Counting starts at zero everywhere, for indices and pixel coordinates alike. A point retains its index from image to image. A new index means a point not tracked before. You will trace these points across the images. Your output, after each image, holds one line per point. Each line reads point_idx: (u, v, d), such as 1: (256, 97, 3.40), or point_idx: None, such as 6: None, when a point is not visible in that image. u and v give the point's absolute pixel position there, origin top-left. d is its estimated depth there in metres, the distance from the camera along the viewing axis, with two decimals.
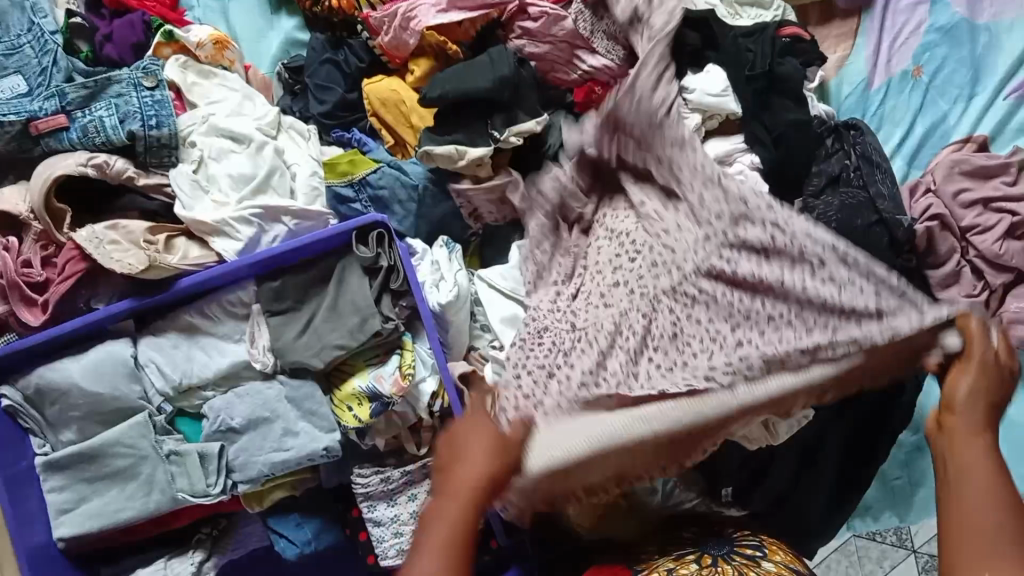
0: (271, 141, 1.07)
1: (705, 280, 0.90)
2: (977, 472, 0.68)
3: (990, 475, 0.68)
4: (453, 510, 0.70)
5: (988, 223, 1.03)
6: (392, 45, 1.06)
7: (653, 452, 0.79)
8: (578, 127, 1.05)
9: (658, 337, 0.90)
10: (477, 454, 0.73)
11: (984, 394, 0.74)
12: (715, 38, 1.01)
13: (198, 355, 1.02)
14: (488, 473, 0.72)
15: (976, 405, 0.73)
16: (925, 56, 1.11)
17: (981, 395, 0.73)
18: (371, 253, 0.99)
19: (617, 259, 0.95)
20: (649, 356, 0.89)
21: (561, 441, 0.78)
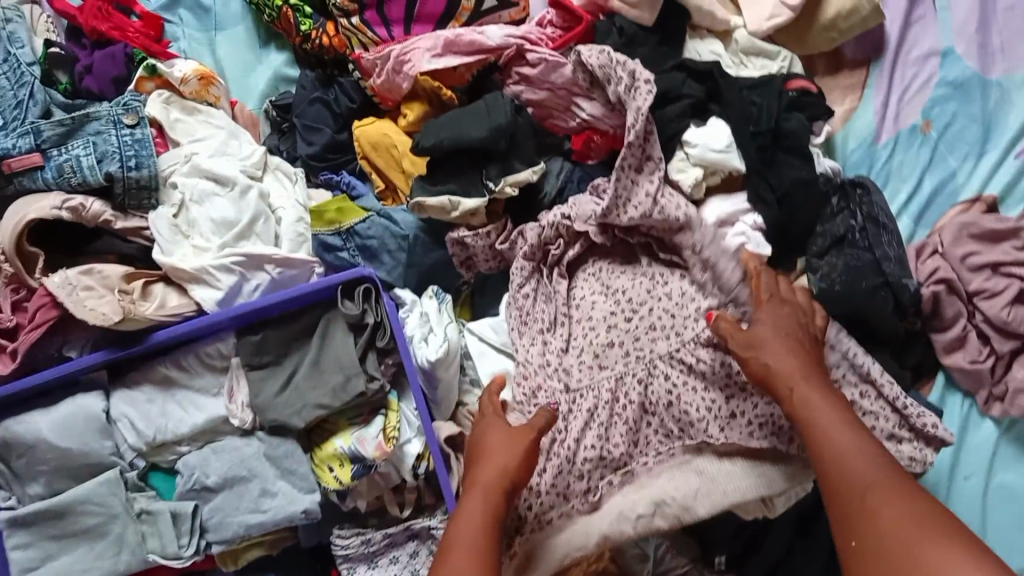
0: (256, 185, 1.03)
1: (704, 349, 0.91)
2: (827, 422, 0.74)
3: (843, 431, 0.73)
4: (476, 511, 0.78)
5: (996, 287, 0.99)
6: (384, 88, 1.02)
7: (655, 521, 0.88)
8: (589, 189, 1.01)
9: (654, 404, 0.92)
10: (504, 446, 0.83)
11: (793, 345, 0.81)
12: (719, 90, 0.98)
13: (173, 409, 0.97)
14: (508, 468, 0.81)
15: (785, 358, 0.79)
16: (935, 111, 1.08)
17: (783, 346, 0.80)
18: (358, 309, 0.96)
19: (616, 317, 0.96)
20: (647, 422, 0.92)
21: (591, 523, 0.88)
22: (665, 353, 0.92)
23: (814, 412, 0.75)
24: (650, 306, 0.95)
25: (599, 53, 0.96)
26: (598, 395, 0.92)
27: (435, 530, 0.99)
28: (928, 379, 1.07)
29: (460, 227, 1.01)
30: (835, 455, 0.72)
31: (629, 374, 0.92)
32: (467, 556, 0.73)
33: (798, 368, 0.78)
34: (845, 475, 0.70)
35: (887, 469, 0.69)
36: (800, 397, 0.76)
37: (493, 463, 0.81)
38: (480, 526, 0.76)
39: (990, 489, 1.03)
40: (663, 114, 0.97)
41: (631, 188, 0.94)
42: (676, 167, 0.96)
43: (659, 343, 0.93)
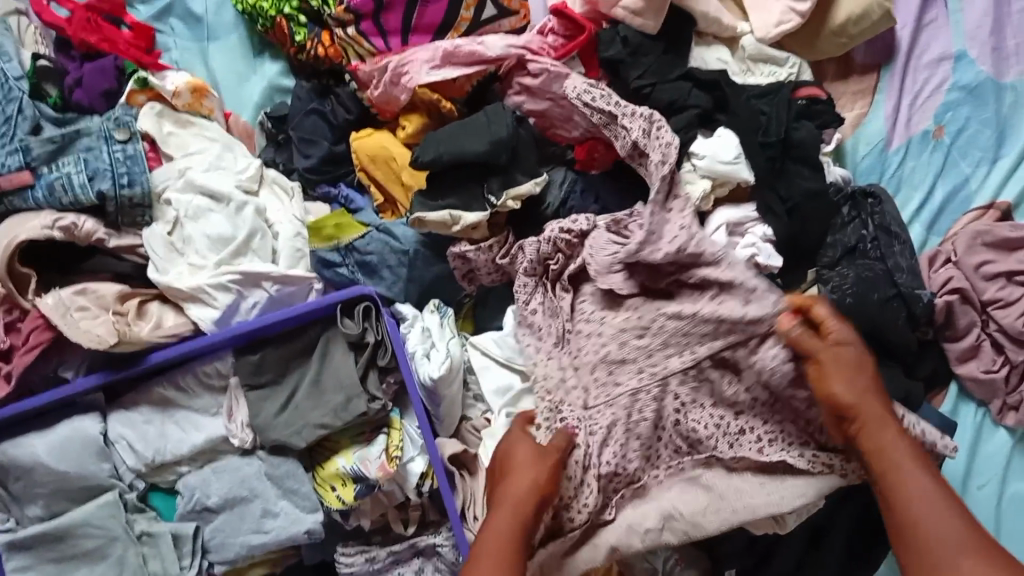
0: (253, 200, 1.01)
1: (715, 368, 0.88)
2: (909, 469, 0.73)
3: (920, 474, 0.73)
4: (505, 525, 0.78)
5: (1011, 297, 0.97)
6: (382, 100, 1.00)
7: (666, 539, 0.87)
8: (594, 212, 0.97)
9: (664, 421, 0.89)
10: (534, 462, 0.84)
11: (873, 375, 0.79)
12: (727, 100, 0.96)
13: (172, 430, 0.96)
14: (537, 484, 0.81)
15: (872, 394, 0.77)
16: (948, 115, 1.05)
17: (867, 379, 0.78)
18: (357, 328, 0.94)
19: (627, 336, 0.91)
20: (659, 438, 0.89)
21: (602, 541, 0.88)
22: (677, 371, 0.88)
23: (894, 454, 0.74)
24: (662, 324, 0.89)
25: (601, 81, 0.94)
26: (615, 414, 0.88)
27: (439, 547, 0.98)
28: (941, 388, 1.04)
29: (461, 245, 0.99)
30: (912, 502, 0.72)
31: (642, 392, 0.88)
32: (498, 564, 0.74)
33: (875, 405, 0.77)
34: (916, 524, 0.70)
35: (964, 519, 0.70)
36: (878, 435, 0.76)
37: (521, 479, 0.82)
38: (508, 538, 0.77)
39: (1004, 501, 1.01)
40: (668, 125, 0.94)
41: (658, 223, 0.89)
42: (683, 179, 0.94)
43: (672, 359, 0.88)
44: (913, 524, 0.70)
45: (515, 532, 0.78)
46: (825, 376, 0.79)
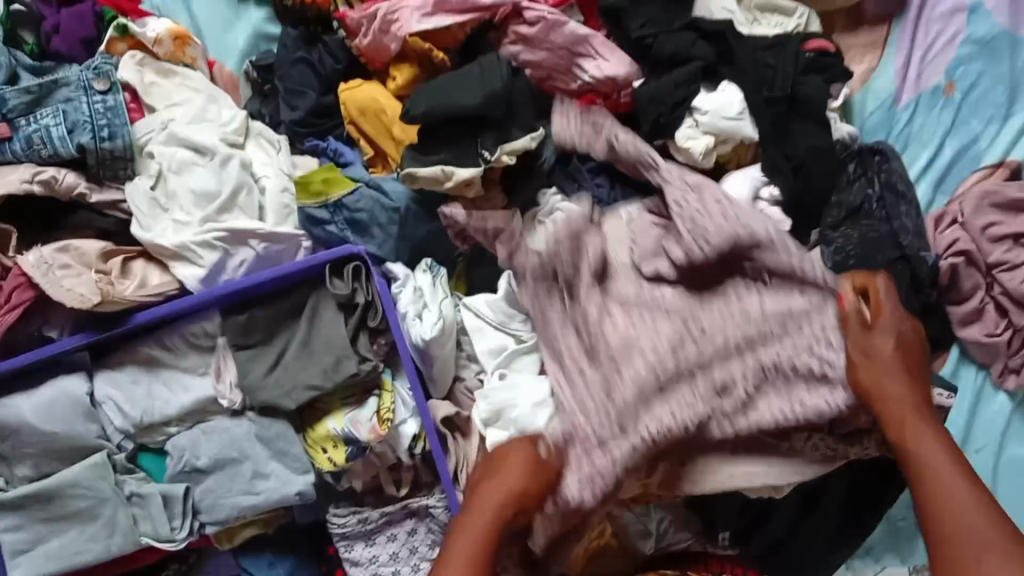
0: (238, 154, 0.97)
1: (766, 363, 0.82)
2: (941, 462, 0.72)
3: (954, 472, 0.71)
4: (478, 530, 0.73)
5: (1016, 259, 0.95)
6: (371, 49, 0.95)
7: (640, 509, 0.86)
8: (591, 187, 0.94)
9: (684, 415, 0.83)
10: (517, 468, 0.78)
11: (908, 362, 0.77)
12: (732, 53, 0.92)
13: (160, 390, 0.95)
14: (517, 492, 0.76)
15: (902, 381, 0.76)
16: (960, 70, 1.01)
17: (900, 364, 0.77)
18: (347, 289, 0.92)
19: (670, 328, 0.84)
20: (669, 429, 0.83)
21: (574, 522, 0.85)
22: (734, 377, 0.82)
23: (924, 447, 0.73)
24: (722, 332, 0.83)
25: (605, 44, 0.95)
26: (659, 421, 0.80)
27: (433, 509, 0.97)
28: (943, 352, 1.01)
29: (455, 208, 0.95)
30: (946, 493, 0.70)
31: (692, 395, 0.81)
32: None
33: (910, 398, 0.75)
34: (950, 527, 0.68)
35: (999, 521, 0.67)
36: (906, 425, 0.74)
37: (507, 480, 0.77)
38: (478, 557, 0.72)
39: (999, 464, 1.02)
40: (671, 78, 0.91)
41: (712, 208, 0.83)
42: (684, 136, 0.90)
43: (724, 365, 0.82)
44: (948, 518, 0.68)
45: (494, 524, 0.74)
46: (861, 360, 0.78)
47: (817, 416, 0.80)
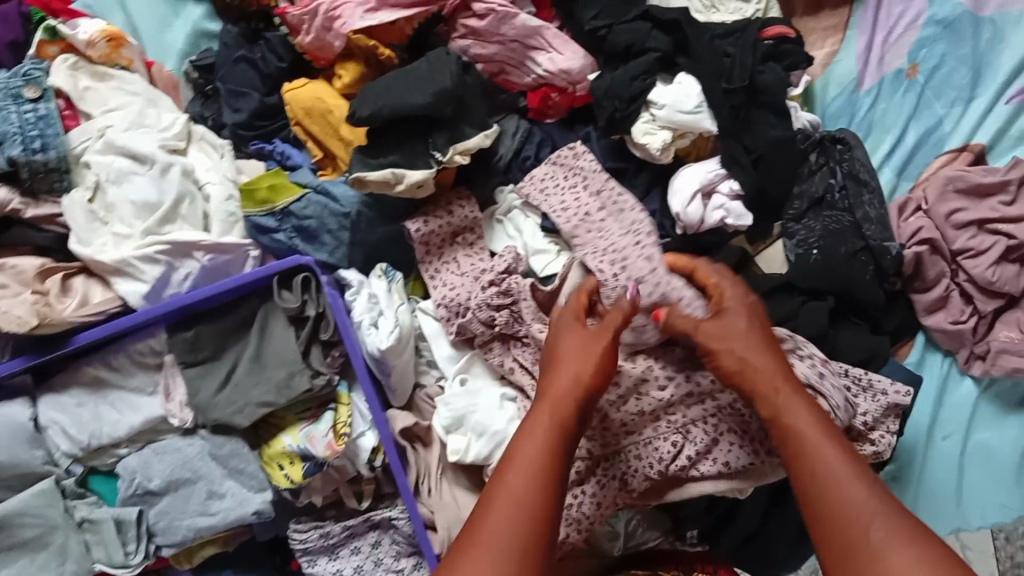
0: (179, 160, 0.93)
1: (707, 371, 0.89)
2: (826, 457, 0.64)
3: (838, 459, 0.63)
4: (540, 427, 0.69)
5: (982, 246, 0.93)
6: (315, 47, 0.90)
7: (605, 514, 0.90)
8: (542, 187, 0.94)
9: (632, 423, 0.88)
10: (579, 355, 0.75)
11: (760, 340, 0.74)
12: (688, 42, 0.88)
13: (107, 412, 0.91)
14: (580, 380, 0.72)
15: (763, 360, 0.72)
16: (922, 53, 0.99)
17: (755, 342, 0.74)
18: (296, 301, 0.88)
19: (639, 366, 0.89)
20: (623, 442, 0.89)
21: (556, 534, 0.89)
22: (699, 418, 0.88)
23: (798, 424, 0.67)
24: (688, 373, 0.89)
25: (558, 36, 0.91)
26: (630, 463, 0.88)
27: (396, 520, 0.95)
28: (908, 340, 1.01)
29: (415, 215, 0.95)
30: (831, 479, 0.63)
31: (661, 441, 0.88)
32: (507, 522, 0.62)
33: (775, 369, 0.72)
34: (834, 501, 0.62)
35: (868, 487, 0.62)
36: (777, 402, 0.69)
37: (564, 372, 0.73)
38: (547, 446, 0.67)
39: (967, 448, 1.01)
40: (625, 71, 0.87)
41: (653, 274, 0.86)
42: (642, 130, 0.87)
43: (690, 408, 0.89)
44: (824, 503, 0.62)
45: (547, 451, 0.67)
46: (718, 351, 0.74)
47: (745, 426, 0.87)
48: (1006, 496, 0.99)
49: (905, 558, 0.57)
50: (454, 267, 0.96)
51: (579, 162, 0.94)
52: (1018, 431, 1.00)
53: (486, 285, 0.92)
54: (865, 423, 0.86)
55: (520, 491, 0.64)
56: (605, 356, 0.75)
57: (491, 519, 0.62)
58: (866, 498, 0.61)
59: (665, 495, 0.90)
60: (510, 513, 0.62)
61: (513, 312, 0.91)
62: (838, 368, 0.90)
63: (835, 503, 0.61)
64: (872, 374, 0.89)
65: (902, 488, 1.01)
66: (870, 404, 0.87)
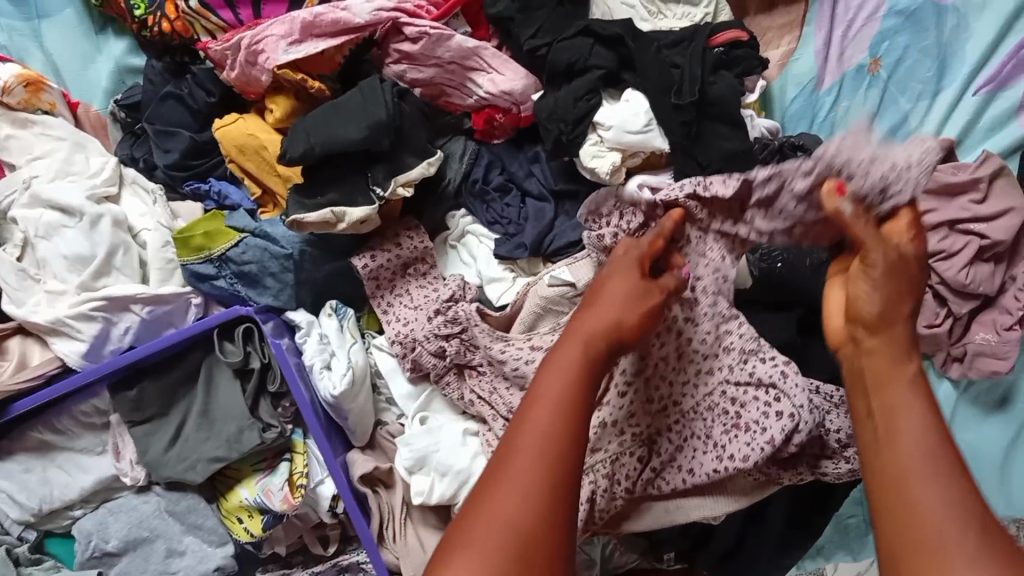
0: (109, 210, 0.89)
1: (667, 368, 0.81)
2: (906, 448, 0.50)
3: (930, 483, 0.48)
4: (569, 361, 0.56)
5: (954, 247, 0.90)
6: (241, 81, 0.86)
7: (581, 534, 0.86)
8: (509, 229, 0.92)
9: (598, 440, 0.83)
10: (620, 301, 0.61)
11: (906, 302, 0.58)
12: (632, 58, 0.84)
13: (56, 475, 0.88)
14: (612, 330, 0.59)
15: (899, 303, 0.57)
16: (884, 47, 0.95)
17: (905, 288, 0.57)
18: (240, 354, 0.85)
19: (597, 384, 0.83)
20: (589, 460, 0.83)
21: None
22: (665, 430, 0.83)
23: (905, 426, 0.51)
24: (646, 376, 0.81)
25: (497, 56, 0.87)
26: (594, 482, 0.83)
27: (365, 565, 0.91)
28: None
29: (362, 250, 0.90)
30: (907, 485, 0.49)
31: (627, 458, 0.83)
32: (518, 501, 0.49)
33: (898, 344, 0.56)
34: (925, 538, 0.46)
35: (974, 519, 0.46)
36: (881, 379, 0.55)
37: (601, 314, 0.60)
38: (580, 374, 0.55)
39: None
40: (569, 91, 0.83)
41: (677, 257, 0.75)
42: (590, 153, 0.83)
43: (654, 420, 0.83)
44: (908, 531, 0.47)
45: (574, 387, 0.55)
46: (856, 296, 0.59)
47: (708, 436, 0.81)
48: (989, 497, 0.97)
49: None
50: (407, 300, 0.92)
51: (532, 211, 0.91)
52: (998, 432, 0.97)
53: (433, 315, 0.89)
54: (837, 441, 0.83)
55: (548, 424, 0.52)
56: (650, 307, 0.63)
57: (521, 454, 0.51)
58: (947, 503, 0.47)
59: (634, 513, 0.87)
60: (537, 450, 0.51)
61: (464, 341, 0.88)
62: (810, 384, 0.84)
63: (926, 529, 0.46)
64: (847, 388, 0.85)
65: None
66: (843, 420, 0.83)
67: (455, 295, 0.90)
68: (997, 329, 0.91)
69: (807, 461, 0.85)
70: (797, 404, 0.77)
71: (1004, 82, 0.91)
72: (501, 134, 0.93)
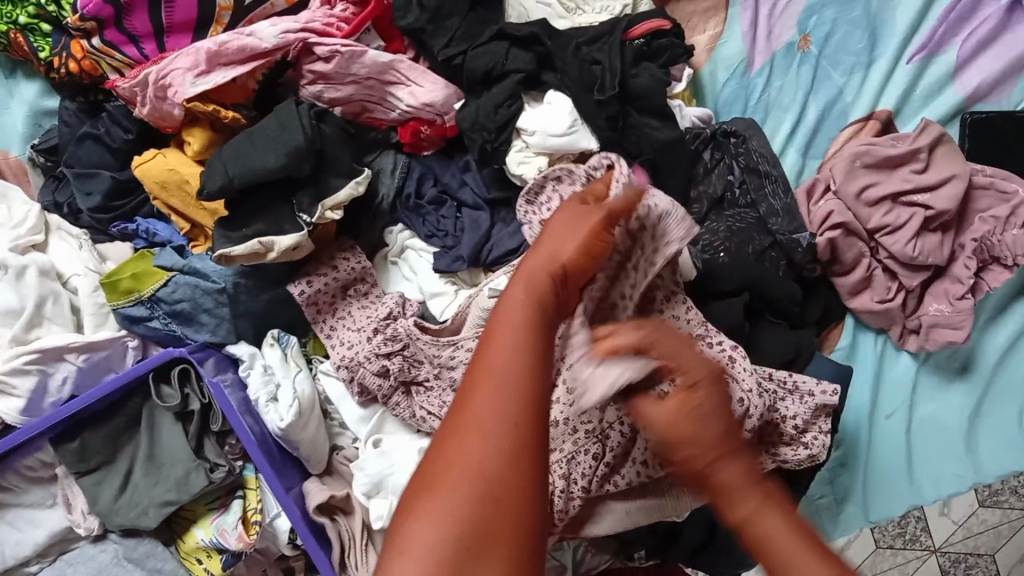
0: (34, 260, 0.87)
1: None
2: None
3: None
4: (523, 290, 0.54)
5: (898, 221, 0.88)
6: (155, 117, 0.84)
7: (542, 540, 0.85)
8: (444, 241, 0.90)
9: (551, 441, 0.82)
10: (571, 229, 0.60)
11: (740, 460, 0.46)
12: (551, 56, 0.82)
13: (6, 532, 0.86)
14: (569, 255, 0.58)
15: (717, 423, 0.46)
16: (812, 21, 0.94)
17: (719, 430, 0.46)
18: (177, 397, 0.83)
19: None
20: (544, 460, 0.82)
21: None
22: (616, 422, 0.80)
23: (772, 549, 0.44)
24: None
25: (414, 67, 0.85)
26: (553, 483, 0.81)
27: None
28: (837, 324, 0.97)
29: (299, 276, 0.89)
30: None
31: (581, 455, 0.81)
32: (482, 443, 0.44)
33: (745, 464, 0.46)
34: None
35: None
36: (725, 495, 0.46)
37: (554, 243, 0.59)
38: (534, 312, 0.52)
39: (913, 422, 0.97)
40: (490, 97, 0.81)
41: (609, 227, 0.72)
42: (516, 159, 0.82)
43: (606, 412, 0.80)
44: None
45: (534, 327, 0.51)
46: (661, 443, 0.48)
47: None
48: (959, 466, 0.96)
49: None
50: (349, 322, 0.90)
51: (467, 221, 0.90)
52: (962, 400, 0.96)
53: (371, 333, 0.88)
54: (794, 428, 0.81)
55: (506, 360, 0.48)
56: (605, 231, 0.61)
57: (484, 396, 0.46)
58: None
59: (593, 514, 0.86)
60: (503, 391, 0.46)
61: (406, 356, 0.86)
62: (761, 372, 0.83)
63: None
64: (799, 375, 0.84)
65: (848, 471, 0.98)
66: (797, 407, 0.82)
67: (392, 312, 0.88)
68: (950, 299, 0.89)
69: (765, 448, 0.82)
70: (746, 389, 0.75)
71: (936, 48, 0.91)
72: (430, 144, 0.91)
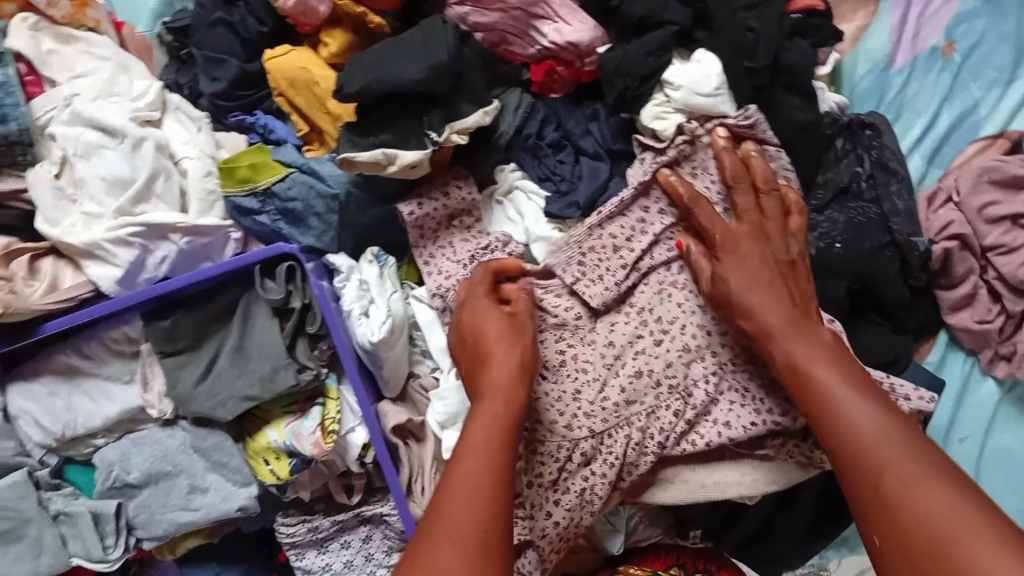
0: (151, 133, 0.86)
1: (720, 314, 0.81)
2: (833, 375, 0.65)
3: (867, 425, 0.61)
4: (490, 410, 0.65)
5: (1015, 243, 0.85)
6: (298, 10, 0.81)
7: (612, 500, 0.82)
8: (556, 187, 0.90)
9: (637, 388, 0.80)
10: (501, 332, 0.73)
11: (781, 289, 0.73)
12: (709, 15, 0.82)
13: (82, 401, 0.86)
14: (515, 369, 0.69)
15: (758, 285, 0.73)
16: (960, 29, 0.93)
17: (767, 286, 0.73)
18: (281, 292, 0.83)
19: (631, 323, 0.82)
20: (625, 414, 0.79)
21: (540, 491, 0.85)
22: (701, 378, 0.80)
23: (808, 364, 0.67)
24: (684, 323, 0.81)
25: (565, 5, 0.84)
26: (629, 435, 0.79)
27: (387, 516, 0.91)
28: (929, 337, 0.96)
29: (409, 195, 0.87)
30: (885, 493, 0.57)
31: (663, 410, 0.79)
32: (456, 551, 0.54)
33: (786, 312, 0.71)
34: (854, 439, 0.61)
35: (918, 456, 0.58)
36: (796, 330, 0.70)
37: (499, 363, 0.70)
38: (494, 436, 0.63)
39: (986, 450, 0.95)
40: (641, 44, 0.81)
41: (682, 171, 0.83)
42: (654, 111, 0.82)
43: (693, 366, 0.80)
44: (851, 451, 0.61)
45: (494, 445, 0.62)
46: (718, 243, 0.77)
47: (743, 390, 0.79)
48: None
49: (942, 501, 0.54)
50: (449, 252, 0.89)
51: (584, 169, 0.89)
52: None
53: (469, 262, 0.88)
54: None
55: (471, 474, 0.59)
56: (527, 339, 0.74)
57: (456, 510, 0.57)
58: (880, 429, 0.60)
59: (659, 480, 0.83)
60: (468, 508, 0.57)
61: None
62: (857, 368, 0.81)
63: (858, 438, 0.61)
64: (897, 379, 0.80)
65: None
66: None
67: (492, 244, 0.89)
68: None
69: None
70: None
71: None
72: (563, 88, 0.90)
